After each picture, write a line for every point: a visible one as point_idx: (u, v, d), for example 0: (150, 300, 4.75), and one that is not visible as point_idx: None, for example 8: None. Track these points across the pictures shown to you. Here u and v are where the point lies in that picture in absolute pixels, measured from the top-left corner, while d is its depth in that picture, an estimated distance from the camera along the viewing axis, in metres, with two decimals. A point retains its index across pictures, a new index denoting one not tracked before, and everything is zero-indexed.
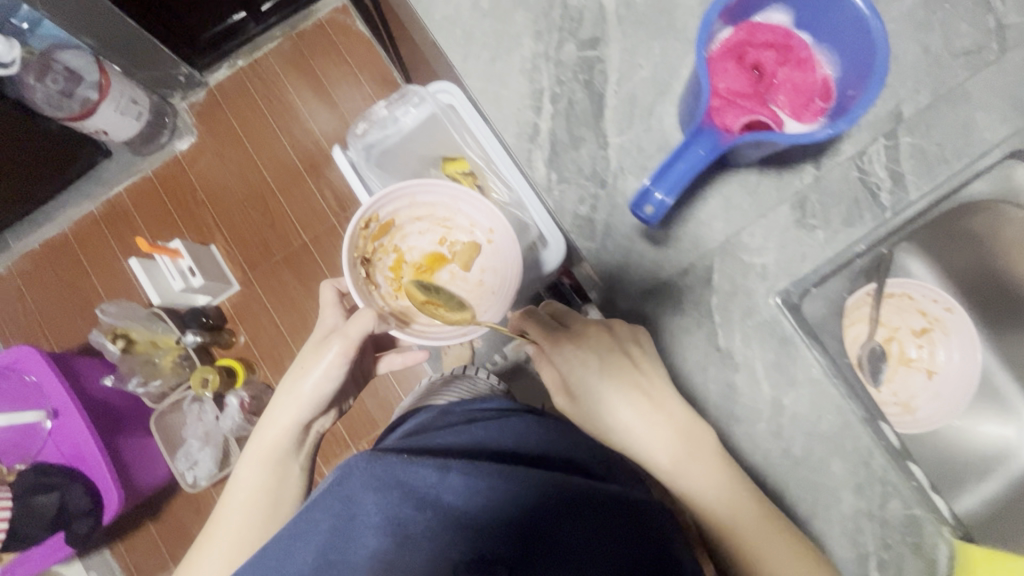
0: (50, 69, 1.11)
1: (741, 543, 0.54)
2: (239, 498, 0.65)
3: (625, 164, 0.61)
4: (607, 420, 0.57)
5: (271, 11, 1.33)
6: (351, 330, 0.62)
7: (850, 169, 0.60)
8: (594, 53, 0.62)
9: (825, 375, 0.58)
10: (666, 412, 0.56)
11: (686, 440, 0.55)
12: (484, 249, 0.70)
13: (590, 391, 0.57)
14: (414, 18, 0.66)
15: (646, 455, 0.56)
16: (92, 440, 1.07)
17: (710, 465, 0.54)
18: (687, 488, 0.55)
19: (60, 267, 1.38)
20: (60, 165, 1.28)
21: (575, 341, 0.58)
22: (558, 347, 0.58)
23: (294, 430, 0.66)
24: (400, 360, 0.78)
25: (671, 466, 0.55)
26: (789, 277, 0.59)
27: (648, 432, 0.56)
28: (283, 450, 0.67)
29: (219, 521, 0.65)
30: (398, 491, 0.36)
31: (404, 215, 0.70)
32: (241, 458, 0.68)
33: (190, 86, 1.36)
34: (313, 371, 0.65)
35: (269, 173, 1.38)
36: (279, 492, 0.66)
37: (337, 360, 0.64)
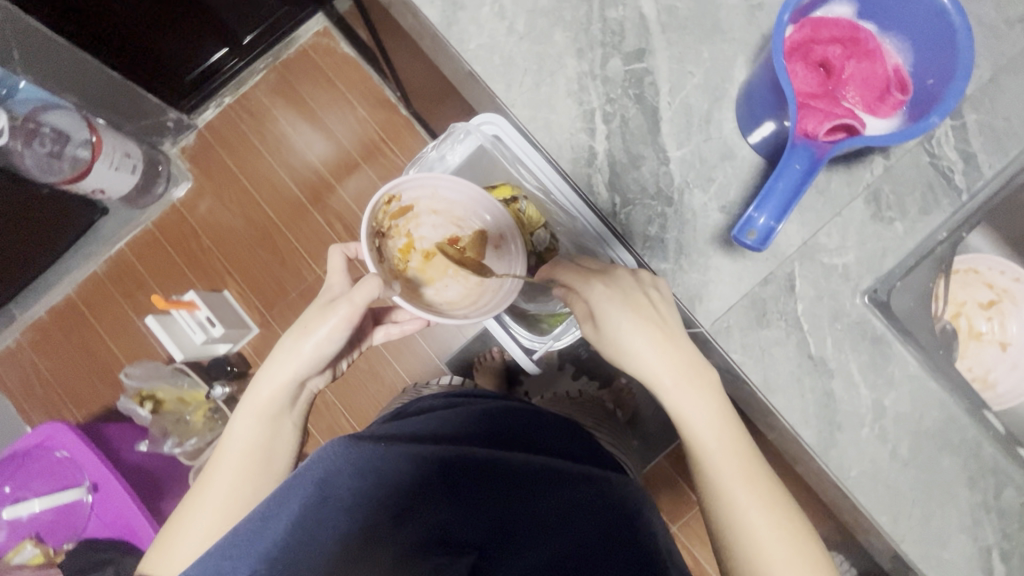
0: (36, 132, 1.00)
1: (716, 484, 0.50)
2: (230, 458, 0.57)
3: (689, 178, 0.59)
4: (618, 340, 0.52)
5: (254, 44, 1.23)
6: (357, 295, 0.57)
7: (920, 154, 0.58)
8: (641, 65, 0.60)
9: (923, 371, 0.58)
10: (677, 342, 0.53)
11: (690, 369, 0.52)
12: (491, 252, 0.69)
13: (608, 314, 0.53)
14: (445, 48, 0.62)
15: (652, 376, 0.52)
16: (136, 506, 1.02)
17: (708, 397, 0.52)
18: (681, 417, 0.52)
19: (69, 332, 1.30)
20: (54, 232, 1.17)
21: (606, 281, 0.55)
22: (588, 286, 0.55)
23: (290, 387, 0.59)
24: (397, 329, 0.71)
25: (675, 389, 0.52)
26: (873, 274, 0.58)
27: (659, 360, 0.52)
28: (279, 406, 0.59)
29: (203, 490, 0.55)
30: (360, 471, 0.42)
31: (426, 201, 0.67)
32: (232, 415, 0.59)
33: (179, 131, 1.28)
34: (318, 326, 0.58)
35: (272, 209, 1.29)
36: (274, 454, 0.59)
37: (345, 322, 0.58)
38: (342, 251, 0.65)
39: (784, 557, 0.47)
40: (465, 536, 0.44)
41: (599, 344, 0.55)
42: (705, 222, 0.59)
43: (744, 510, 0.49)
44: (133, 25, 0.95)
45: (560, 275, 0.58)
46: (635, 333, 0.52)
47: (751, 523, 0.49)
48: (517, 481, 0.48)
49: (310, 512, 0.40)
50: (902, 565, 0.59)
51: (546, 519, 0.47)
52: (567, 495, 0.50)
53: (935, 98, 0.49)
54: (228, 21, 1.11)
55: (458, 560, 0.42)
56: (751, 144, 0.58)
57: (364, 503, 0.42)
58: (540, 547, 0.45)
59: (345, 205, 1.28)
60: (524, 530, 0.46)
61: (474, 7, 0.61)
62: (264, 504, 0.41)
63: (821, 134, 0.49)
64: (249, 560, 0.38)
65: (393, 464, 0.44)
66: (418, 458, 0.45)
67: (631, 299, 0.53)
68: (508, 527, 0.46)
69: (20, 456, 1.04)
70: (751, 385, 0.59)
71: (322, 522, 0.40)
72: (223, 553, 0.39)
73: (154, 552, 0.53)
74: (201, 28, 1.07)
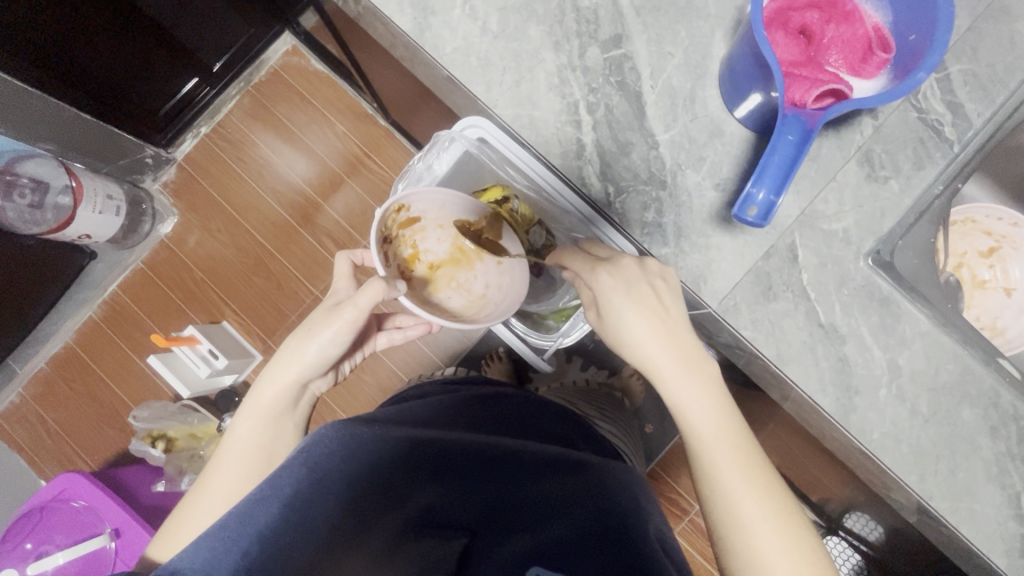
0: (15, 184, 1.01)
1: (712, 475, 0.50)
2: (232, 459, 0.57)
3: (680, 159, 0.59)
4: (619, 333, 0.53)
5: (225, 71, 1.20)
6: (361, 299, 0.55)
7: (907, 110, 0.58)
8: (620, 51, 0.59)
9: (933, 326, 0.57)
10: (680, 333, 0.53)
11: (691, 361, 0.52)
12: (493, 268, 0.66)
13: (613, 304, 0.53)
14: (420, 56, 0.62)
15: (651, 365, 0.53)
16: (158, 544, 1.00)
17: (708, 388, 0.52)
18: (679, 407, 0.52)
19: (71, 381, 1.28)
20: (43, 283, 1.15)
21: (611, 271, 0.54)
22: (596, 278, 0.54)
23: (291, 390, 0.59)
24: (400, 335, 0.70)
25: (674, 380, 0.52)
26: (874, 236, 0.58)
27: (659, 350, 0.52)
28: (282, 408, 0.59)
29: (205, 486, 0.56)
30: (357, 457, 0.41)
31: (432, 212, 0.64)
32: (234, 415, 0.59)
33: (158, 167, 1.27)
34: (322, 329, 0.57)
35: (261, 235, 1.28)
36: (274, 455, 0.58)
37: (350, 325, 0.57)
38: (349, 257, 0.64)
39: (780, 548, 0.47)
40: (450, 517, 0.48)
41: (602, 332, 0.56)
42: (701, 201, 0.59)
43: (743, 501, 0.49)
44: (108, 69, 0.92)
45: (567, 261, 0.58)
46: (636, 323, 0.52)
47: (743, 514, 0.48)
48: (510, 470, 0.49)
49: (306, 495, 0.38)
50: (932, 520, 0.59)
51: (531, 509, 0.49)
52: (559, 482, 0.50)
53: (918, 52, 0.49)
54: (198, 52, 1.08)
55: (450, 543, 0.47)
56: (738, 119, 0.58)
57: (360, 485, 0.41)
58: (520, 535, 0.49)
59: (335, 223, 1.27)
60: (507, 517, 0.49)
61: (445, 11, 0.60)
62: (256, 487, 0.37)
63: (810, 102, 0.48)
64: (241, 544, 0.34)
65: (390, 448, 0.43)
66: (417, 443, 0.45)
67: (635, 290, 0.52)
68: (492, 512, 0.49)
69: (38, 511, 1.04)
70: (764, 359, 0.58)
71: (317, 503, 0.38)
72: (218, 532, 0.34)
73: (162, 539, 0.54)
74: (173, 63, 1.05)
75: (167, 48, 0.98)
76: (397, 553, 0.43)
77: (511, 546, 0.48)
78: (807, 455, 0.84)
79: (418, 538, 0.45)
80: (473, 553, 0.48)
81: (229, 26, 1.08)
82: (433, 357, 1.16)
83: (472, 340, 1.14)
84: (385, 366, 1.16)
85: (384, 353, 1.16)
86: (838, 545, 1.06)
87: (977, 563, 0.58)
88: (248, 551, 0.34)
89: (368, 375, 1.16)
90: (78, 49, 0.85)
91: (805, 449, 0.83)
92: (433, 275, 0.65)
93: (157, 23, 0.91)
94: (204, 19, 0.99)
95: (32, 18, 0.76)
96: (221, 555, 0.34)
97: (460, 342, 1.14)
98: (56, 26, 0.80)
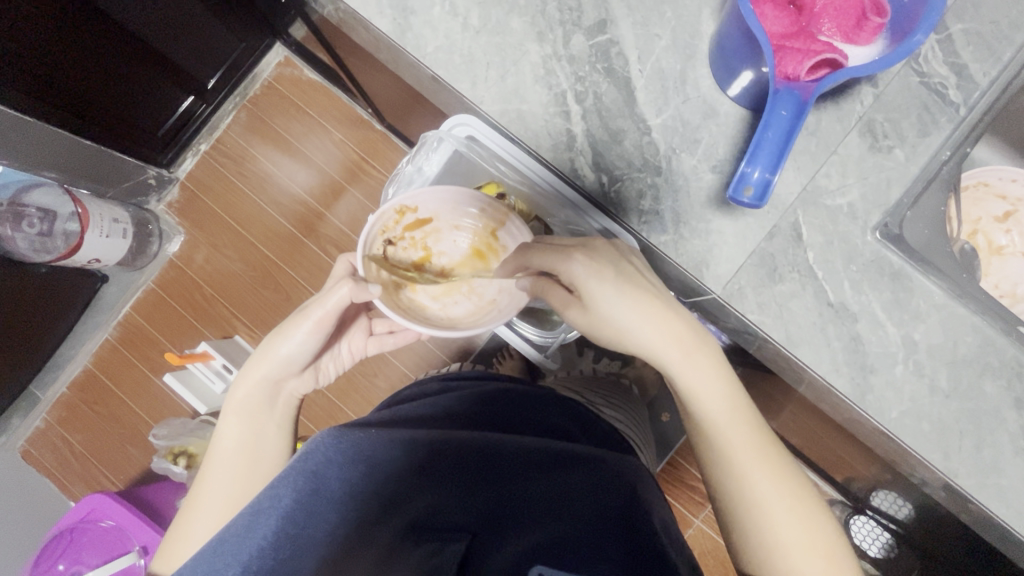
0: (24, 214, 1.01)
1: (729, 458, 0.51)
2: (223, 462, 0.59)
3: (674, 143, 0.57)
4: (613, 319, 0.49)
5: (219, 87, 1.21)
6: (327, 301, 0.57)
7: (908, 76, 0.56)
8: (605, 37, 0.58)
9: (949, 298, 0.55)
10: (676, 312, 0.51)
11: (694, 338, 0.51)
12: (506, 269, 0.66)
13: (600, 293, 0.49)
14: (403, 56, 0.61)
15: (653, 350, 0.50)
16: None
17: (716, 368, 0.51)
18: (692, 390, 0.51)
19: (92, 403, 1.30)
20: (60, 306, 1.17)
21: (588, 254, 0.50)
22: (571, 262, 0.50)
23: (264, 387, 0.61)
24: (391, 340, 0.72)
25: (685, 360, 0.50)
26: (881, 208, 0.56)
27: (659, 335, 0.50)
28: (257, 406, 0.61)
29: (200, 492, 0.58)
30: (354, 463, 0.40)
31: (446, 215, 0.66)
32: (219, 417, 0.62)
33: (161, 187, 1.28)
34: (292, 332, 0.59)
35: (264, 246, 1.29)
36: (258, 453, 0.60)
37: (318, 325, 0.59)
38: (345, 259, 0.65)
39: (794, 526, 0.49)
40: (452, 519, 0.44)
41: (586, 327, 0.52)
42: (698, 185, 0.57)
43: (757, 482, 0.50)
44: (105, 96, 0.93)
45: (536, 259, 0.53)
46: (632, 311, 0.49)
47: (759, 494, 0.50)
48: (511, 466, 0.48)
49: (304, 506, 0.38)
50: (959, 498, 0.57)
51: (539, 504, 0.47)
52: (561, 476, 0.49)
53: (916, 15, 0.47)
54: (192, 70, 1.08)
55: (451, 544, 0.43)
56: (731, 97, 0.56)
57: (358, 493, 0.40)
58: (530, 531, 0.45)
59: (338, 230, 1.27)
60: (515, 514, 0.46)
61: (425, 9, 0.59)
62: (255, 499, 0.38)
63: (804, 74, 0.47)
64: (241, 558, 0.36)
65: (388, 450, 0.43)
66: (413, 443, 0.44)
67: (623, 273, 0.50)
68: (497, 510, 0.46)
69: (67, 533, 1.06)
70: (774, 343, 0.57)
71: (315, 516, 0.38)
72: (214, 550, 0.36)
73: (164, 549, 0.56)
74: (169, 83, 1.05)
75: (161, 70, 0.99)
76: (394, 562, 0.39)
77: (519, 543, 0.44)
78: (827, 436, 0.82)
79: (415, 545, 0.41)
80: (475, 555, 0.43)
81: (219, 43, 1.08)
82: (444, 358, 1.16)
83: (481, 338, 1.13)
84: (396, 370, 1.16)
85: (394, 357, 1.16)
86: (866, 525, 1.02)
87: (1008, 540, 0.56)
88: (248, 563, 0.36)
89: (380, 380, 1.16)
90: (76, 78, 0.86)
91: (824, 430, 0.81)
92: (448, 277, 0.68)
93: (150, 46, 0.92)
94: (195, 38, 0.99)
95: (29, 49, 0.77)
96: (221, 567, 0.36)
97: (469, 342, 1.14)
98: (52, 55, 0.80)
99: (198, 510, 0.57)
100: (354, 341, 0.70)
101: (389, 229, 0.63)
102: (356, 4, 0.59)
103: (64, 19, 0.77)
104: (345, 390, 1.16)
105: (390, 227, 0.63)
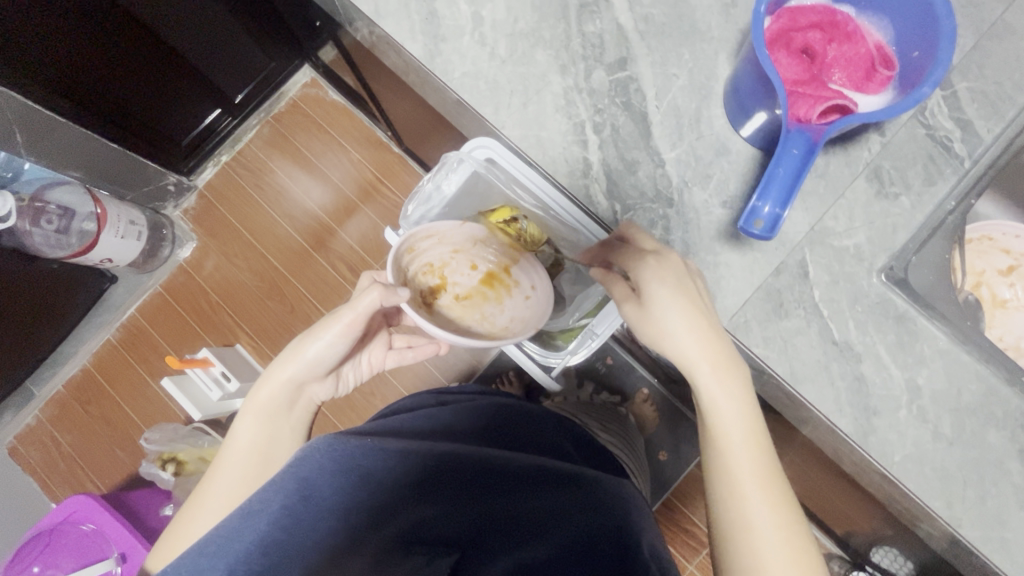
0: (43, 210, 1.02)
1: (737, 480, 0.49)
2: (235, 458, 0.58)
3: (687, 177, 0.59)
4: (664, 322, 0.51)
5: (247, 102, 1.26)
6: (357, 304, 0.57)
7: (915, 127, 0.58)
8: (625, 73, 0.61)
9: (953, 344, 0.56)
10: (717, 331, 0.51)
11: (729, 357, 0.51)
12: (518, 299, 0.69)
13: (656, 295, 0.51)
14: (432, 80, 0.64)
15: (689, 360, 0.51)
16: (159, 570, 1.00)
17: (741, 390, 0.51)
18: (715, 408, 0.51)
19: (86, 403, 1.31)
20: (63, 307, 1.18)
21: (658, 259, 0.52)
22: (641, 265, 0.52)
23: (287, 388, 0.61)
24: (410, 354, 0.71)
25: (714, 375, 0.51)
26: (887, 252, 0.57)
27: (699, 347, 0.50)
28: (278, 405, 0.61)
29: (207, 489, 0.57)
30: (348, 472, 0.41)
31: (467, 247, 0.69)
32: (236, 416, 0.61)
33: (179, 194, 1.31)
34: (322, 332, 0.59)
35: (275, 258, 1.31)
36: (272, 455, 0.60)
37: (348, 328, 0.59)
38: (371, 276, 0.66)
39: (784, 560, 0.46)
40: (442, 533, 0.44)
41: (638, 327, 0.54)
42: (708, 219, 0.59)
43: (755, 506, 0.48)
44: (137, 102, 0.97)
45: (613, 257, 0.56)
46: (681, 319, 0.50)
47: (757, 522, 0.47)
48: (501, 482, 0.48)
49: (293, 513, 0.38)
50: (962, 550, 0.56)
51: (525, 524, 0.46)
52: (556, 494, 0.49)
53: (922, 69, 0.49)
54: (223, 84, 1.13)
55: (438, 560, 0.43)
56: (744, 137, 0.58)
57: (347, 502, 0.40)
58: (516, 551, 0.45)
59: (348, 247, 1.29)
60: (499, 532, 0.46)
61: (455, 37, 0.62)
62: (248, 500, 0.38)
63: (814, 117, 0.48)
64: (227, 560, 0.36)
65: (378, 460, 0.42)
66: (409, 454, 0.44)
67: (683, 285, 0.51)
68: (486, 526, 0.46)
69: (47, 533, 1.04)
70: (778, 378, 0.57)
71: (305, 523, 0.38)
72: (200, 552, 0.36)
73: (163, 544, 0.55)
74: (198, 94, 1.09)
75: (194, 81, 1.04)
76: None
77: (504, 561, 0.44)
78: (826, 483, 0.82)
79: (404, 559, 0.42)
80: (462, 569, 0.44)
81: (252, 60, 1.13)
82: (444, 381, 1.16)
83: (483, 363, 1.14)
84: (394, 389, 1.17)
85: (392, 376, 1.16)
86: None
87: None
88: (234, 567, 0.36)
89: (378, 399, 1.16)
90: (109, 84, 0.90)
91: (822, 476, 0.80)
92: (462, 303, 0.69)
93: (182, 57, 0.95)
94: (227, 52, 1.04)
95: (68, 53, 0.80)
96: (207, 567, 0.36)
97: (469, 364, 1.15)
98: (91, 58, 0.84)
99: (205, 507, 0.55)
100: (375, 352, 0.70)
101: (415, 250, 0.65)
102: (391, 29, 0.63)
103: (102, 28, 0.81)
104: (341, 406, 1.16)
105: (417, 248, 0.65)
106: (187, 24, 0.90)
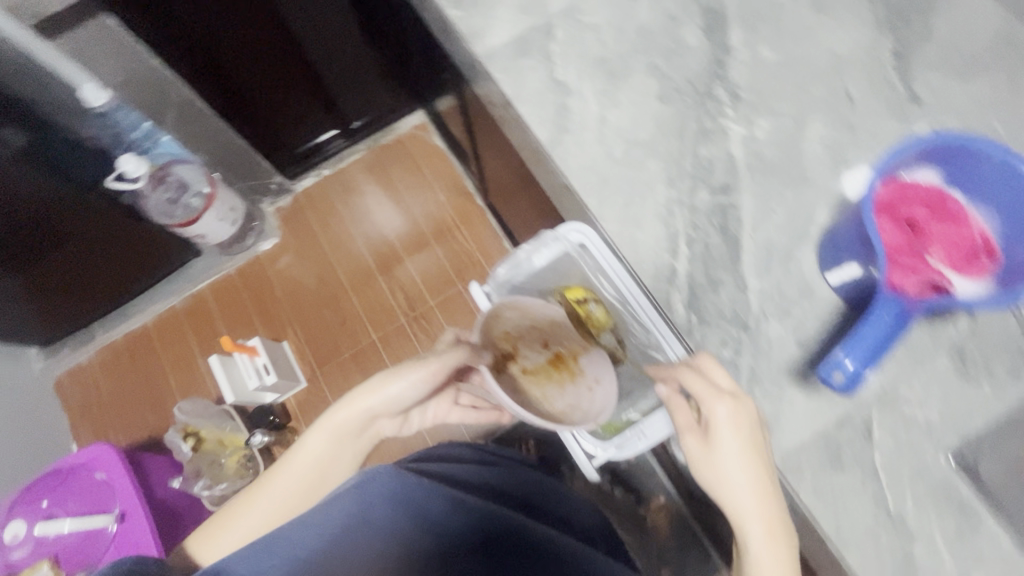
0: (162, 180, 1.29)
1: None
2: (298, 469, 0.64)
3: (767, 309, 0.61)
4: (726, 469, 0.56)
5: (358, 128, 1.54)
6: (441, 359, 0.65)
7: (1008, 318, 0.58)
8: (727, 199, 0.65)
9: (1017, 550, 0.53)
10: (773, 490, 0.56)
11: (780, 520, 0.55)
12: (582, 390, 0.70)
13: (724, 439, 0.56)
14: (548, 163, 0.70)
15: (741, 510, 0.56)
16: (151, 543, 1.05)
17: (786, 552, 0.55)
18: (758, 563, 0.55)
19: (133, 356, 1.51)
20: (151, 258, 1.43)
21: (735, 403, 0.56)
22: (718, 403, 0.56)
23: (362, 417, 0.66)
24: (474, 415, 0.81)
25: (763, 533, 0.55)
26: (959, 434, 0.56)
27: (752, 500, 0.56)
28: (349, 430, 0.66)
29: (266, 490, 0.64)
30: (398, 503, 0.55)
31: (545, 326, 0.72)
32: (308, 427, 0.66)
33: (281, 195, 1.58)
34: (407, 373, 0.65)
35: (343, 271, 1.51)
36: (328, 474, 0.66)
37: (432, 376, 0.65)
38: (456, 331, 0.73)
39: None
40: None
41: (699, 460, 0.59)
42: (781, 353, 0.60)
43: None
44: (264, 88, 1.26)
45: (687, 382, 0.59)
46: (743, 470, 0.55)
47: None
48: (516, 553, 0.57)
49: (349, 528, 0.52)
50: None
51: None
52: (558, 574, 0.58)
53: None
54: (338, 102, 1.43)
55: None
56: (831, 285, 0.60)
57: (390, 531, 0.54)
58: None
59: (409, 276, 1.50)
60: None
61: (579, 132, 0.69)
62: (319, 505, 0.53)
63: (910, 289, 0.51)
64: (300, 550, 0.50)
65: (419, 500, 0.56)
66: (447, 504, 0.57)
67: (754, 435, 0.56)
68: None
69: (65, 472, 1.11)
70: (821, 534, 0.55)
71: (356, 539, 0.52)
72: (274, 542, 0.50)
73: (215, 530, 0.63)
74: (313, 102, 1.39)
75: (310, 85, 1.33)
76: None
77: None
78: None
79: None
80: None
81: (371, 90, 1.45)
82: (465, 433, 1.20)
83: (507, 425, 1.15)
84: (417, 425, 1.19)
85: None
86: None
87: None
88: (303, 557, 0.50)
89: None
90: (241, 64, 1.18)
91: None
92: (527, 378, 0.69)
93: (305, 59, 1.25)
94: (343, 70, 1.34)
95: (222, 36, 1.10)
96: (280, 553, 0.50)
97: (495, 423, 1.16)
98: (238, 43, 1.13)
99: (263, 506, 0.63)
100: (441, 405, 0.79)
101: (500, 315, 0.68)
102: (524, 112, 0.70)
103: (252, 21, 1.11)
104: None
105: (502, 315, 0.68)
106: (314, 31, 1.20)
